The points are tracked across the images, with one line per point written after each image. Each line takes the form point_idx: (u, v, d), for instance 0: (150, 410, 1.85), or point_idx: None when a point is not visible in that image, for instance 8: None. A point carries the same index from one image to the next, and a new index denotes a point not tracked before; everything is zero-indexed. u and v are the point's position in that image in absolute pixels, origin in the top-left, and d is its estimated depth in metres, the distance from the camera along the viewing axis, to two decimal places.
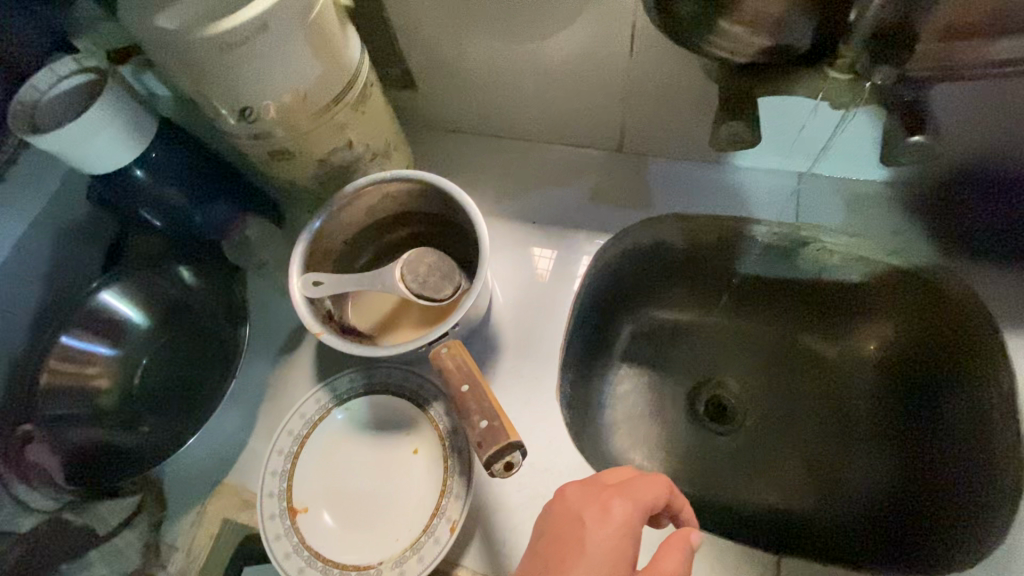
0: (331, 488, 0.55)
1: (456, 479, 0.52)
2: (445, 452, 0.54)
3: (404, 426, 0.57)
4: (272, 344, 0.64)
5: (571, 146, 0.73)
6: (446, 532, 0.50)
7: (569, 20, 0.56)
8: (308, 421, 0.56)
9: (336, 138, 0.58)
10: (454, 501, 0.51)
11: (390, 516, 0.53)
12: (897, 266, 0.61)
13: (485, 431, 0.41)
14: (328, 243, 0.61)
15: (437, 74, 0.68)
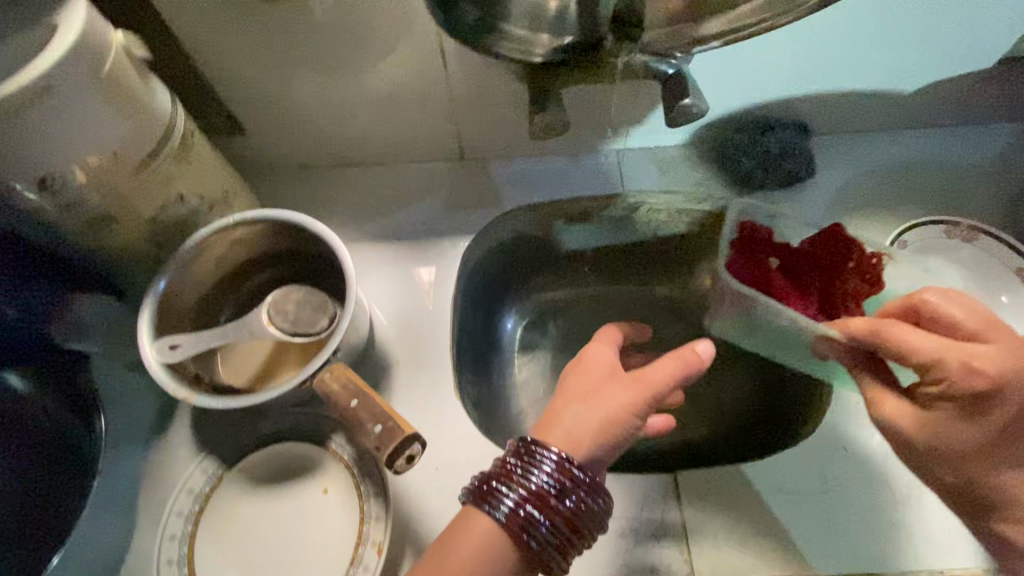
0: (243, 557, 0.52)
1: (372, 504, 0.52)
2: (356, 480, 0.53)
3: (307, 468, 0.55)
4: (138, 428, 0.58)
5: (417, 162, 0.76)
6: (373, 559, 0.49)
7: (380, 47, 0.60)
8: (200, 494, 0.53)
9: (164, 194, 0.55)
10: (375, 525, 0.51)
11: (313, 563, 0.51)
12: (709, 210, 0.72)
13: (380, 434, 0.41)
14: (179, 303, 0.57)
15: (264, 115, 0.67)
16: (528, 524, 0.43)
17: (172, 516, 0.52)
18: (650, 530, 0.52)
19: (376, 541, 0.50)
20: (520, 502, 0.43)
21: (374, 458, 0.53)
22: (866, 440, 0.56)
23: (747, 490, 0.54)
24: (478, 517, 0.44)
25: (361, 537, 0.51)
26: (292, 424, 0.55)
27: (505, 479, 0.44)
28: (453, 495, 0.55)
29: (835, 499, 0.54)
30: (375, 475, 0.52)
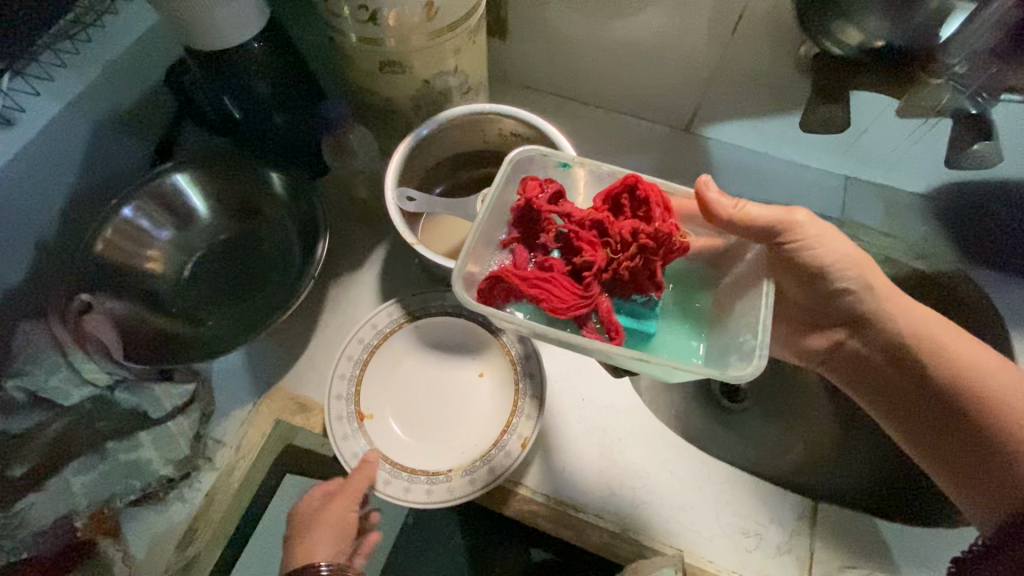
0: (398, 400, 0.56)
1: (526, 400, 0.54)
2: (516, 375, 0.55)
3: (471, 347, 0.58)
4: (337, 259, 0.64)
5: (639, 119, 0.76)
6: (519, 448, 0.52)
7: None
8: (380, 332, 0.57)
9: (445, 63, 0.59)
10: (525, 420, 0.53)
11: (458, 432, 0.55)
12: (921, 270, 0.67)
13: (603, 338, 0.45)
14: (416, 165, 0.61)
15: (529, 27, 0.70)
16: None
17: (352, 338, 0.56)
18: (773, 541, 0.51)
19: (524, 437, 0.52)
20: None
21: (539, 363, 0.55)
22: None
23: (891, 547, 0.51)
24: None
25: (510, 426, 0.53)
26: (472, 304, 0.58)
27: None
28: (590, 427, 0.56)
29: None
30: (535, 377, 0.55)
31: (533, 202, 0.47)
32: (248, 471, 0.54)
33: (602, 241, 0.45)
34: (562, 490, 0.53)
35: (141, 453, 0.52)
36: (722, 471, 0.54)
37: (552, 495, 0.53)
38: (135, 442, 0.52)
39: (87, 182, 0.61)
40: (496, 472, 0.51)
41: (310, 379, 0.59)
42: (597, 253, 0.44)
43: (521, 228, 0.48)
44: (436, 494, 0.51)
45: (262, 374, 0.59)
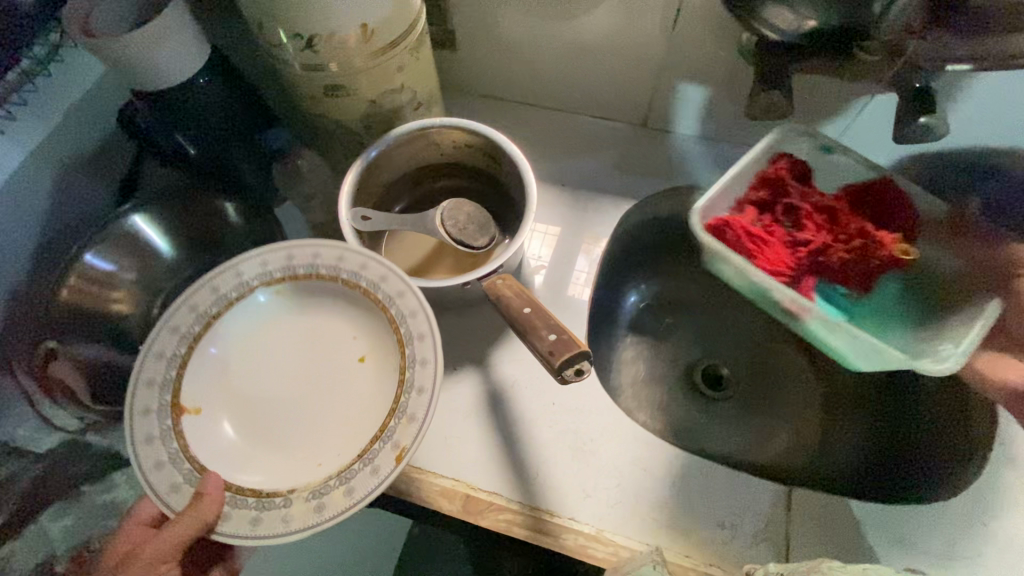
0: (250, 387, 0.51)
1: (398, 421, 0.45)
2: (403, 366, 0.47)
3: (353, 322, 0.52)
4: None
5: (599, 118, 0.76)
6: (384, 474, 0.43)
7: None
8: (251, 304, 0.51)
9: (389, 81, 0.59)
10: (399, 425, 0.45)
11: (319, 437, 0.49)
12: None
13: (554, 343, 0.41)
14: (371, 183, 0.62)
15: (480, 36, 0.70)
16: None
17: (200, 319, 0.50)
18: (750, 531, 0.51)
19: (396, 442, 0.44)
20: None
21: (434, 347, 0.47)
22: (1012, 524, 0.52)
23: (864, 527, 0.52)
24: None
25: (386, 432, 0.45)
26: (362, 276, 0.51)
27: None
28: (563, 431, 0.56)
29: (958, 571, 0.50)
30: (429, 366, 0.47)
31: (786, 178, 0.62)
32: None
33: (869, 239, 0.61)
34: (534, 498, 0.53)
35: (116, 493, 0.53)
36: (697, 466, 0.54)
37: (524, 504, 0.53)
38: (111, 482, 0.53)
39: (46, 229, 0.60)
40: (347, 502, 0.43)
41: None
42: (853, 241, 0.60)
43: (766, 189, 0.63)
44: (261, 527, 0.43)
45: None
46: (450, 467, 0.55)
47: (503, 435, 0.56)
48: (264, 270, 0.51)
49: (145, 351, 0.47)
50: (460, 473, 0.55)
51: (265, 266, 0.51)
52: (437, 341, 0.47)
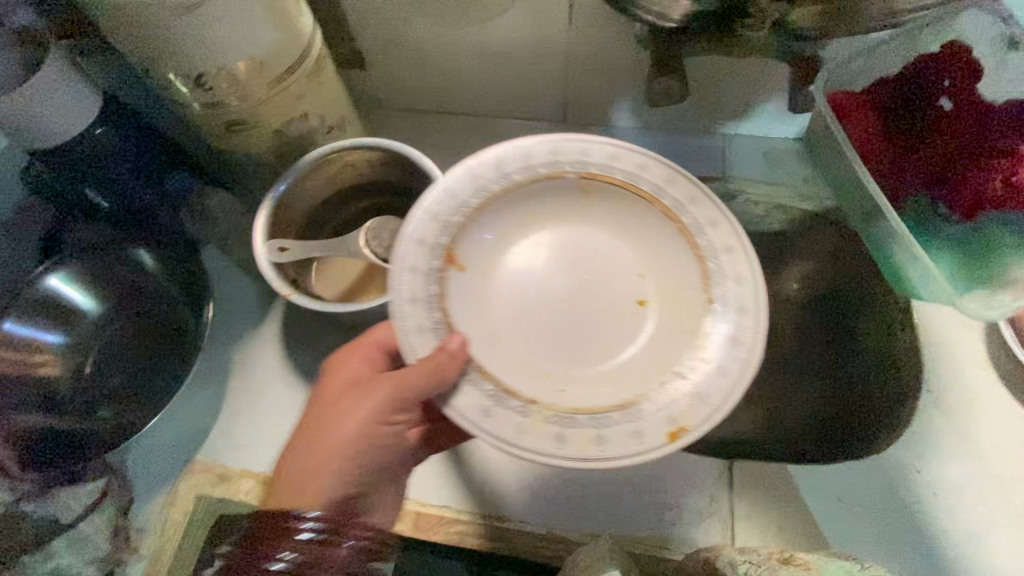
0: (518, 295, 0.46)
1: (722, 338, 0.41)
2: (712, 292, 0.43)
3: (656, 247, 0.46)
4: (234, 322, 0.64)
5: (520, 119, 0.76)
6: (722, 400, 0.40)
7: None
8: (484, 228, 0.46)
9: (293, 110, 0.59)
10: (723, 343, 0.41)
11: (609, 362, 0.44)
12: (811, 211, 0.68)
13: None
14: (289, 215, 0.61)
15: (388, 51, 0.70)
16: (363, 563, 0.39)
17: (444, 228, 0.44)
18: (695, 511, 0.53)
19: (675, 416, 0.40)
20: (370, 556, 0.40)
21: (721, 208, 0.44)
22: (945, 471, 0.54)
23: (805, 491, 0.53)
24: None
25: (704, 354, 0.41)
26: (691, 214, 0.45)
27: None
28: None
29: (898, 522, 0.53)
30: (749, 314, 0.42)
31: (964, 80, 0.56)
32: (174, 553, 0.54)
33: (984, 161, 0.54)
34: (483, 507, 0.54)
35: (61, 559, 0.52)
36: None
37: (474, 514, 0.53)
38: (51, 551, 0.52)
39: None
40: (601, 454, 0.39)
41: (226, 448, 0.59)
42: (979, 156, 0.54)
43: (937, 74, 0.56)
44: (570, 448, 0.39)
45: (177, 452, 0.59)
46: None
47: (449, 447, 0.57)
48: (423, 245, 0.43)
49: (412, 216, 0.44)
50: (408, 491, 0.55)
51: (504, 171, 0.46)
52: (756, 260, 0.43)
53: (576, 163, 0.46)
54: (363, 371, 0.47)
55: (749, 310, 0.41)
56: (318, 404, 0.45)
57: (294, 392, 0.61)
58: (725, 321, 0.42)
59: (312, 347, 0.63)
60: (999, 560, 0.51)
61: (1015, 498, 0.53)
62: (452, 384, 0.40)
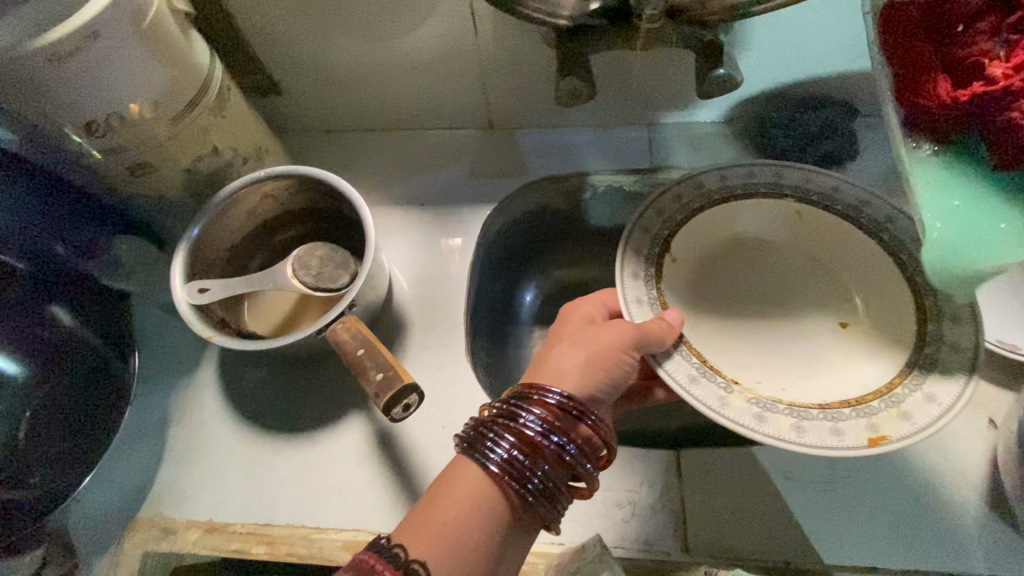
0: (808, 327, 0.58)
1: (932, 376, 0.48)
2: (925, 337, 0.49)
3: (886, 287, 0.54)
4: (170, 369, 0.62)
5: (447, 129, 0.76)
6: (927, 421, 0.46)
7: (426, 9, 0.60)
8: (694, 234, 0.58)
9: (200, 146, 0.57)
10: (936, 376, 0.47)
11: (814, 388, 0.53)
12: None
13: (381, 382, 0.44)
14: (210, 254, 0.59)
15: (301, 74, 0.69)
16: (525, 472, 0.43)
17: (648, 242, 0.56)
18: (648, 506, 0.53)
19: (877, 426, 0.46)
20: (544, 465, 0.43)
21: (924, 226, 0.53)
22: None
23: (754, 473, 0.54)
24: (468, 468, 0.44)
25: (910, 382, 0.48)
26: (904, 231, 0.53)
27: (553, 473, 0.44)
28: (455, 452, 0.56)
29: (845, 489, 0.52)
30: (963, 325, 0.48)
31: None
32: None
33: (989, 59, 0.37)
34: None
35: None
36: None
37: None
38: None
39: None
40: (797, 438, 0.46)
41: (170, 499, 0.57)
42: (982, 47, 0.37)
43: None
44: (769, 427, 0.46)
45: (118, 510, 0.57)
46: (352, 517, 0.55)
47: (399, 472, 0.56)
48: (639, 280, 0.54)
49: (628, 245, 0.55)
50: (361, 522, 0.54)
51: (683, 198, 0.57)
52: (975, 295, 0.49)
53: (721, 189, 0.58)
54: (596, 313, 0.53)
55: (962, 320, 0.49)
56: (559, 332, 0.51)
57: (237, 432, 0.59)
58: (912, 372, 0.49)
59: (251, 384, 0.61)
60: (941, 517, 0.51)
61: (952, 453, 0.53)
62: (665, 348, 0.50)
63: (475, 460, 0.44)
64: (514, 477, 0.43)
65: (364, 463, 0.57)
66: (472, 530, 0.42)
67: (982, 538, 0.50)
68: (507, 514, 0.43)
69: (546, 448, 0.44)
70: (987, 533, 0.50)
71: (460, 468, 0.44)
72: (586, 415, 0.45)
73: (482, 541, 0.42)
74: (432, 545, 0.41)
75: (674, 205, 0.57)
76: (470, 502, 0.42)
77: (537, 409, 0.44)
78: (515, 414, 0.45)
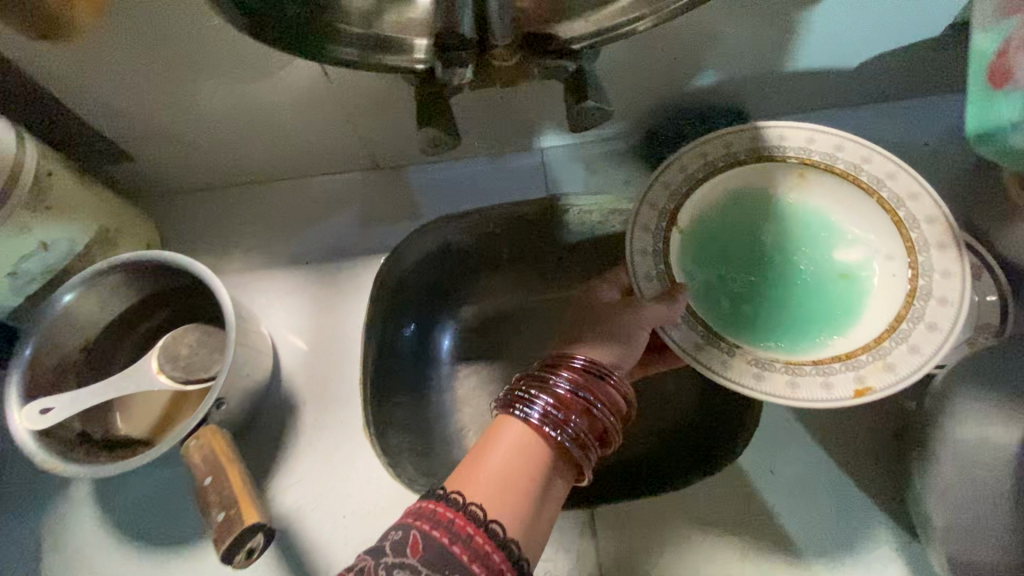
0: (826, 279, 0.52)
1: (919, 330, 0.46)
2: (916, 273, 0.48)
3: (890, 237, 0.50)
4: (37, 488, 0.56)
5: (330, 174, 0.70)
6: (909, 369, 0.45)
7: (267, 58, 0.53)
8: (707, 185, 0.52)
9: (22, 244, 0.51)
10: (920, 329, 0.46)
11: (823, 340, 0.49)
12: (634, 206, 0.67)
13: (222, 524, 0.40)
14: (61, 362, 0.54)
15: (149, 138, 0.61)
16: (559, 423, 0.41)
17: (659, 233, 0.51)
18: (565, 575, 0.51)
19: (863, 377, 0.46)
20: (577, 418, 0.41)
21: (920, 182, 0.50)
22: (795, 461, 0.53)
23: (670, 523, 0.52)
24: (504, 427, 0.42)
25: (898, 334, 0.46)
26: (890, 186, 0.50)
27: (588, 426, 0.42)
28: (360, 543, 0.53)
29: (759, 526, 0.52)
30: (950, 279, 0.47)
31: None
32: None
33: None
34: None
35: None
36: None
37: None
38: None
39: None
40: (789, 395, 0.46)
41: None
42: None
43: None
44: (760, 386, 0.46)
45: None
46: None
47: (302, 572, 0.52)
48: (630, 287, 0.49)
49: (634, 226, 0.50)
50: None
51: (670, 188, 0.51)
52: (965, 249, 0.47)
53: (715, 159, 0.52)
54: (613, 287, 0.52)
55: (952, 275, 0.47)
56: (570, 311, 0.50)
57: (121, 552, 0.54)
58: (909, 319, 0.47)
59: (132, 494, 0.55)
60: (847, 541, 0.51)
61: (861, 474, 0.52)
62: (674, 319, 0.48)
63: (512, 419, 0.41)
64: (552, 426, 0.41)
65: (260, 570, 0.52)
66: (521, 476, 0.39)
67: (890, 559, 0.50)
68: (547, 471, 0.40)
69: (579, 401, 0.42)
70: (892, 552, 0.50)
71: (499, 423, 0.42)
72: (609, 373, 0.43)
73: (526, 494, 0.39)
74: (482, 491, 0.38)
75: (664, 194, 0.51)
76: (514, 455, 0.40)
77: (566, 370, 0.43)
78: (546, 376, 0.43)
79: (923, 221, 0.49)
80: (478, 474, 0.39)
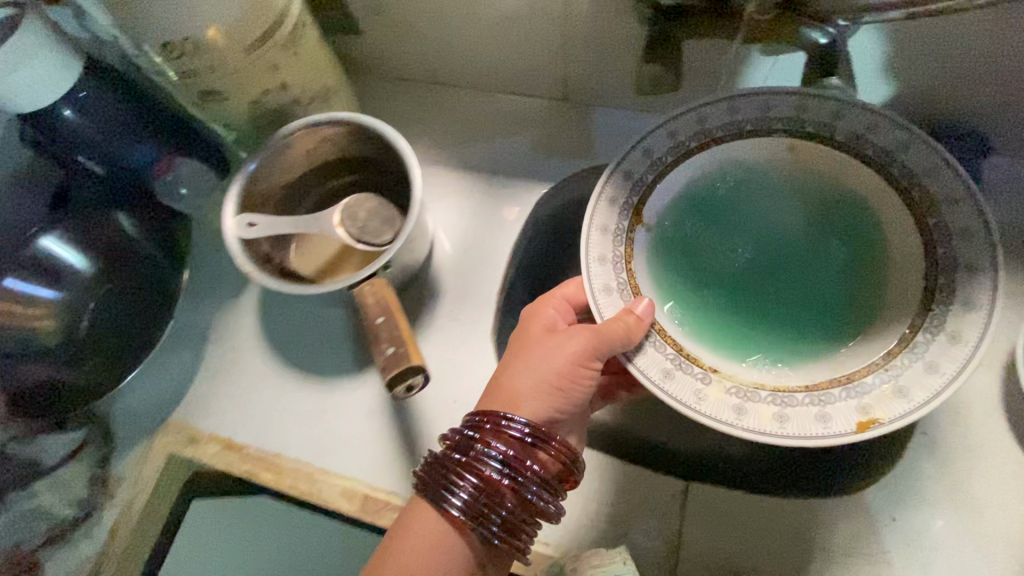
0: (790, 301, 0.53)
1: (936, 347, 0.45)
2: (933, 284, 0.46)
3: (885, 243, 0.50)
4: (216, 291, 0.65)
5: (518, 95, 0.72)
6: (926, 397, 0.43)
7: None
8: (661, 199, 0.53)
9: (269, 79, 0.57)
10: (939, 341, 0.45)
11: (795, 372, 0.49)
12: None
13: (391, 355, 0.47)
14: (266, 188, 0.61)
15: (379, 19, 0.66)
16: (488, 508, 0.43)
17: (619, 265, 0.50)
18: (644, 527, 0.51)
19: (868, 409, 0.44)
20: (501, 508, 0.43)
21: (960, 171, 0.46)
22: (918, 515, 0.49)
23: (764, 521, 0.50)
24: (426, 512, 0.44)
25: (910, 352, 0.46)
26: (911, 167, 0.48)
27: (513, 510, 0.43)
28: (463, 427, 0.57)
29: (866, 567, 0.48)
30: (971, 313, 0.45)
31: None
32: (144, 503, 0.58)
33: None
34: None
35: (40, 500, 0.56)
36: (596, 461, 0.54)
37: None
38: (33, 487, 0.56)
39: None
40: (781, 428, 0.44)
41: (198, 410, 0.61)
42: None
43: None
44: (745, 420, 0.45)
45: (154, 411, 0.62)
46: (356, 465, 0.57)
47: (406, 434, 0.57)
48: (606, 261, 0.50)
49: (602, 198, 0.51)
50: (362, 472, 0.56)
51: (653, 154, 0.51)
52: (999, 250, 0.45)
53: (728, 126, 0.51)
54: (557, 319, 0.51)
55: (978, 269, 0.45)
56: (512, 345, 0.50)
57: (265, 364, 0.62)
58: (923, 333, 0.46)
59: (285, 320, 0.63)
60: None
61: (997, 555, 0.47)
62: (636, 344, 0.47)
63: (435, 505, 0.44)
64: (478, 517, 0.43)
65: (374, 419, 0.58)
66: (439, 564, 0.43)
67: None
68: (472, 554, 0.44)
69: (504, 493, 0.43)
70: None
71: (418, 487, 0.45)
72: (547, 442, 0.44)
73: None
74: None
75: (642, 162, 0.51)
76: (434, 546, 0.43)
77: (497, 449, 0.44)
78: (473, 454, 0.44)
79: (944, 204, 0.47)
80: (409, 544, 0.43)
